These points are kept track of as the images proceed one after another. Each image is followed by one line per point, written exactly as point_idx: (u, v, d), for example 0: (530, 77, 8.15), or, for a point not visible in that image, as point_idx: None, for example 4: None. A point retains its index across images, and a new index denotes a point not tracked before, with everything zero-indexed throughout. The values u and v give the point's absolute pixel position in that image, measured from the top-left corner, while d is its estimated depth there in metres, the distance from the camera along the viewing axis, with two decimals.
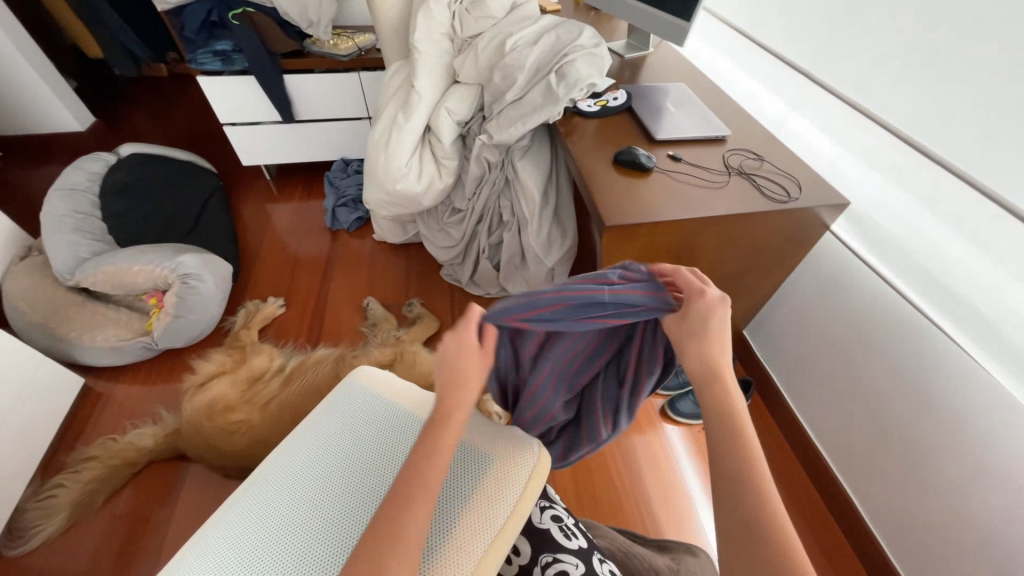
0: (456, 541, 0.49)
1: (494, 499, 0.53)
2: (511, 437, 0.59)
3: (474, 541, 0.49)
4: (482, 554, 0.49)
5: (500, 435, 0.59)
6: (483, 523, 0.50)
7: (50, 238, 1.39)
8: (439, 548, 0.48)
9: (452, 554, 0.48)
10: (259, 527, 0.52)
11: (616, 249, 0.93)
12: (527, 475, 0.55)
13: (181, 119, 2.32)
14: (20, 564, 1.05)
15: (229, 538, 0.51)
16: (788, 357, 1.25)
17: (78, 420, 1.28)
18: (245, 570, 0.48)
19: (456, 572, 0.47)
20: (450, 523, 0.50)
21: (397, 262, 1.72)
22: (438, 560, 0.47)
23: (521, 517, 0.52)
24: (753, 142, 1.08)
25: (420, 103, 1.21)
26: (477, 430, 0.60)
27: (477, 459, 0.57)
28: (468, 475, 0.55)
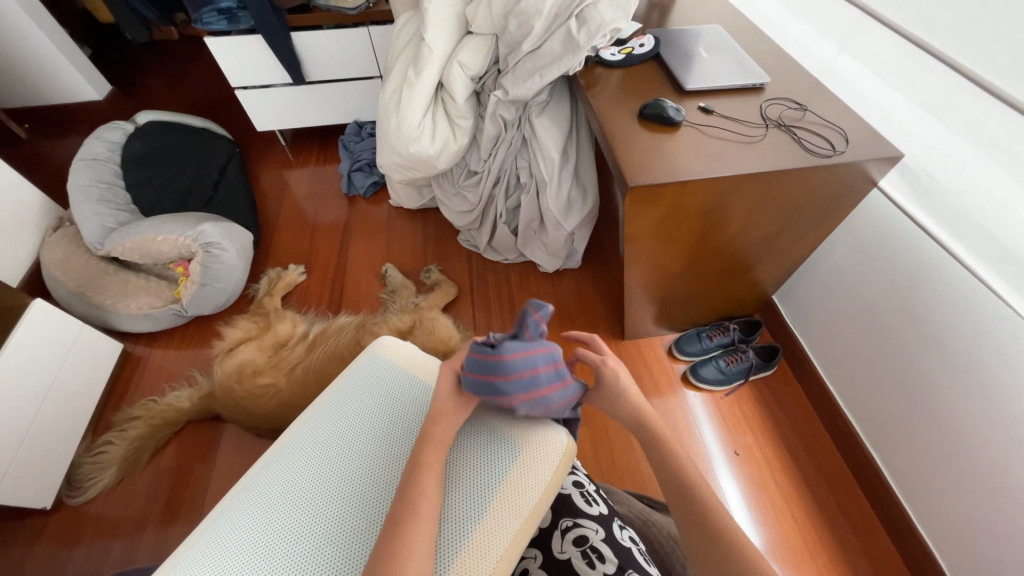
0: (483, 529, 0.52)
1: (520, 487, 0.55)
2: (534, 428, 0.61)
3: (500, 530, 0.52)
4: (512, 538, 0.52)
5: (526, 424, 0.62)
6: (507, 512, 0.53)
7: (78, 209, 1.43)
8: (466, 536, 0.52)
9: (483, 540, 0.52)
10: (283, 496, 0.57)
11: (639, 211, 0.88)
12: (550, 466, 0.57)
13: (194, 84, 2.29)
14: (82, 511, 1.15)
15: (257, 503, 0.56)
16: (821, 323, 1.20)
17: (120, 382, 1.36)
18: (284, 538, 0.53)
19: (483, 558, 0.51)
20: (480, 510, 0.54)
21: (414, 228, 1.69)
22: (466, 546, 0.51)
23: (546, 503, 0.55)
24: (797, 90, 0.98)
25: (431, 57, 1.14)
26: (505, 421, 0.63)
27: (503, 447, 0.59)
28: (496, 463, 0.58)
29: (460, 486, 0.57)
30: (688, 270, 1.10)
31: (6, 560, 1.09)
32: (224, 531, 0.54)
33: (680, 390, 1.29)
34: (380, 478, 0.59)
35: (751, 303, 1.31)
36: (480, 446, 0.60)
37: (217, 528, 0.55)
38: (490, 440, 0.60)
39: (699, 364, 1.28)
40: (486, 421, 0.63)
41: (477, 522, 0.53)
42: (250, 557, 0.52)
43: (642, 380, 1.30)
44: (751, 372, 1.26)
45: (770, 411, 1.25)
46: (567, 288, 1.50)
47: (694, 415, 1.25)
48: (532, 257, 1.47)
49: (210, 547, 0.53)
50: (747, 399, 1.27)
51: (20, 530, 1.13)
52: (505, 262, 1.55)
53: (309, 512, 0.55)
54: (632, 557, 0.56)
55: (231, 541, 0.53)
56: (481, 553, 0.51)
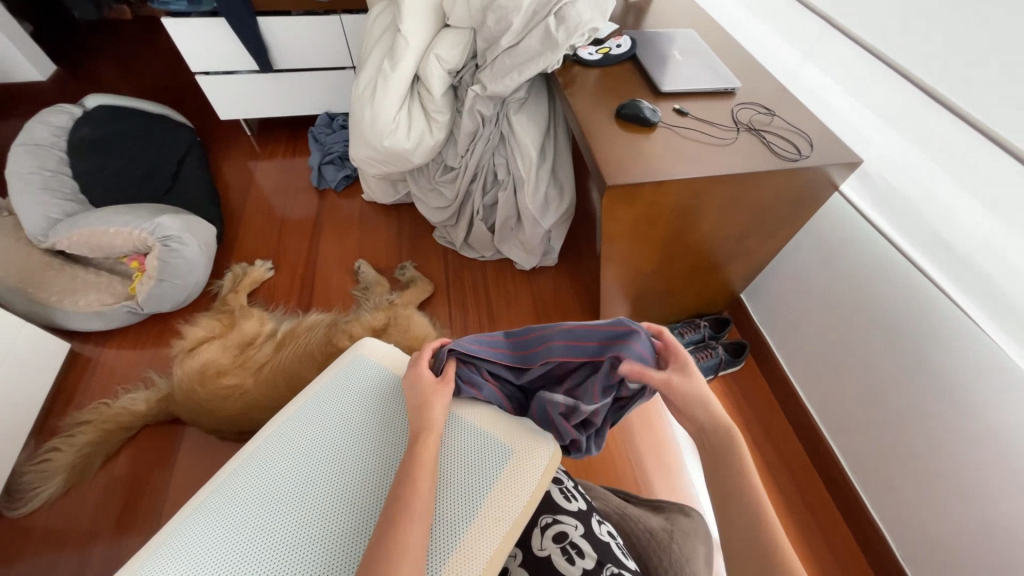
0: (476, 526, 0.52)
1: (510, 484, 0.55)
2: (524, 430, 0.61)
3: (493, 526, 0.52)
4: (502, 535, 0.51)
5: (515, 425, 0.62)
6: (501, 510, 0.53)
7: (18, 199, 1.32)
8: (461, 532, 0.51)
9: (476, 535, 0.51)
10: (256, 499, 0.55)
11: (616, 210, 0.89)
12: (542, 465, 0.57)
13: (150, 67, 2.16)
14: (25, 523, 1.07)
15: (232, 507, 0.54)
16: (785, 320, 1.25)
17: (66, 384, 1.27)
18: (249, 547, 0.51)
19: (477, 554, 0.50)
20: (473, 507, 0.53)
21: (388, 223, 1.66)
22: (460, 544, 0.50)
23: (536, 501, 0.55)
24: (765, 95, 1.02)
25: (406, 49, 1.12)
26: (493, 421, 0.63)
27: (491, 447, 0.59)
28: (486, 463, 0.57)
29: (448, 486, 0.56)
30: (662, 269, 1.13)
31: None
32: (196, 537, 0.51)
33: None
34: (364, 478, 0.57)
35: (720, 301, 1.36)
36: (468, 445, 0.60)
37: (188, 534, 0.52)
38: (479, 440, 0.60)
39: None
40: (471, 420, 0.62)
41: (468, 519, 0.52)
42: (225, 565, 0.49)
43: None
44: (720, 368, 1.30)
45: (738, 405, 1.30)
46: (543, 286, 1.51)
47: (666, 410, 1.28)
48: (509, 254, 1.47)
49: (181, 555, 0.50)
50: (716, 394, 1.32)
51: None
52: (482, 259, 1.54)
53: (288, 516, 0.53)
54: (610, 551, 0.56)
55: (204, 548, 0.50)
56: (474, 549, 0.50)
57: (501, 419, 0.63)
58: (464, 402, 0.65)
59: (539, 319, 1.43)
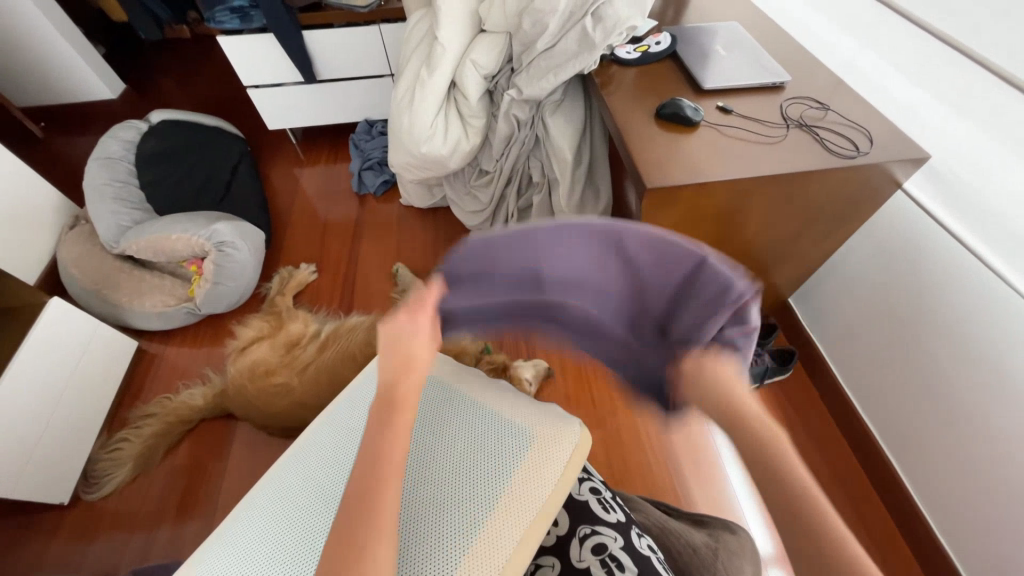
0: (499, 514, 0.49)
1: (533, 473, 0.53)
2: (553, 422, 0.58)
3: (517, 514, 0.49)
4: (526, 529, 0.48)
5: (540, 416, 0.59)
6: (525, 498, 0.50)
7: (95, 209, 1.45)
8: (481, 521, 0.48)
9: (498, 522, 0.48)
10: (276, 484, 0.59)
11: (657, 213, 0.86)
12: (567, 458, 0.55)
13: (207, 82, 2.31)
14: (99, 506, 1.17)
15: (268, 495, 0.57)
16: (839, 326, 1.18)
17: (134, 379, 1.37)
18: (253, 526, 0.54)
19: (500, 542, 0.47)
20: (494, 494, 0.51)
21: (424, 226, 1.69)
22: (480, 533, 0.47)
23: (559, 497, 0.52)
24: (819, 89, 0.96)
25: (443, 56, 1.12)
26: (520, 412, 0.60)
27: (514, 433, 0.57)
28: (510, 453, 0.55)
29: (470, 473, 0.54)
30: None
31: (25, 554, 1.10)
32: (256, 504, 0.57)
33: None
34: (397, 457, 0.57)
35: (766, 306, 1.29)
36: (491, 437, 0.57)
37: (244, 507, 0.58)
38: (503, 427, 0.58)
39: None
40: (497, 415, 0.60)
41: (484, 510, 0.50)
42: (249, 539, 0.52)
43: None
44: (766, 375, 1.22)
45: (787, 415, 1.23)
46: None
47: None
48: None
49: (234, 522, 0.57)
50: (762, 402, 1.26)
51: (35, 527, 1.14)
52: None
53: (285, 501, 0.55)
54: (650, 564, 0.54)
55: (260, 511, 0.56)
56: (496, 536, 0.47)
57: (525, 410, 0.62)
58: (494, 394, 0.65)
59: None
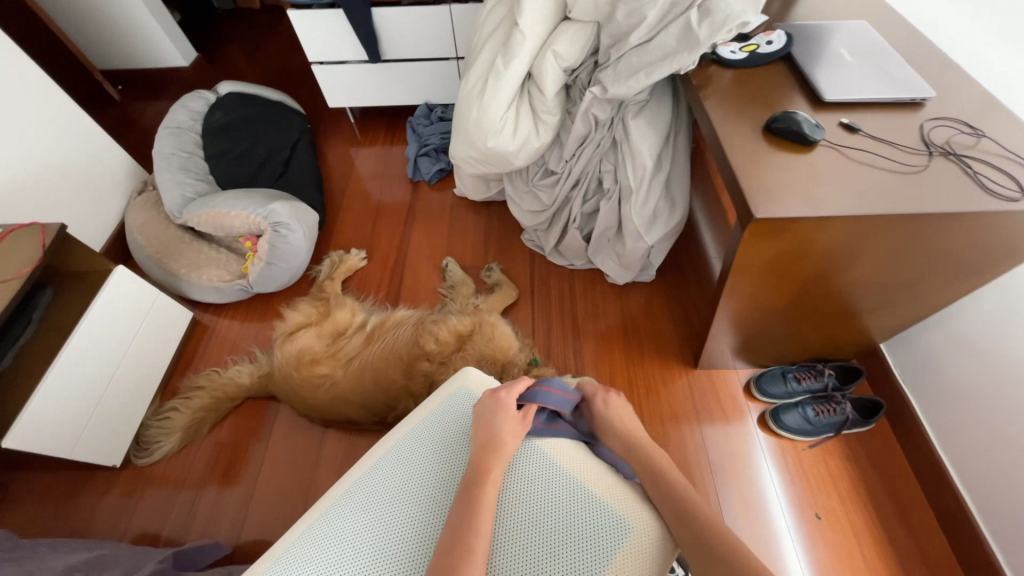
0: None
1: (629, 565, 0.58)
2: (635, 504, 0.64)
3: None
4: None
5: (622, 497, 0.65)
6: None
7: (163, 177, 1.48)
8: None
9: None
10: (358, 492, 0.67)
11: (758, 244, 0.76)
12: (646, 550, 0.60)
13: (273, 54, 2.32)
14: (147, 471, 1.20)
15: (352, 501, 0.66)
16: (943, 382, 1.03)
17: (187, 349, 1.40)
18: (339, 528, 0.63)
19: None
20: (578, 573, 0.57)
21: (477, 221, 1.62)
22: None
23: None
24: (967, 109, 0.80)
25: (522, 44, 1.03)
26: (606, 489, 0.66)
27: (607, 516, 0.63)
28: (598, 537, 0.60)
29: (558, 548, 0.60)
30: (791, 311, 0.97)
31: (79, 507, 1.16)
32: (347, 507, 0.65)
33: (754, 432, 1.18)
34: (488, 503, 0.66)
35: (852, 347, 1.15)
36: (579, 510, 0.63)
37: (328, 502, 0.67)
38: (593, 504, 0.64)
39: (781, 408, 1.15)
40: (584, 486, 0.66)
41: None
42: (336, 541, 0.62)
43: (708, 413, 1.21)
44: (845, 427, 1.11)
45: (862, 471, 1.10)
46: (635, 303, 1.40)
47: (759, 456, 1.14)
48: (601, 267, 1.37)
49: (320, 514, 0.65)
50: (834, 453, 1.13)
51: (90, 483, 1.19)
52: (571, 267, 1.46)
53: (368, 515, 0.64)
54: None
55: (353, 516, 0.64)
56: None
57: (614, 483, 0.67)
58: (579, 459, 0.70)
59: (627, 339, 1.34)
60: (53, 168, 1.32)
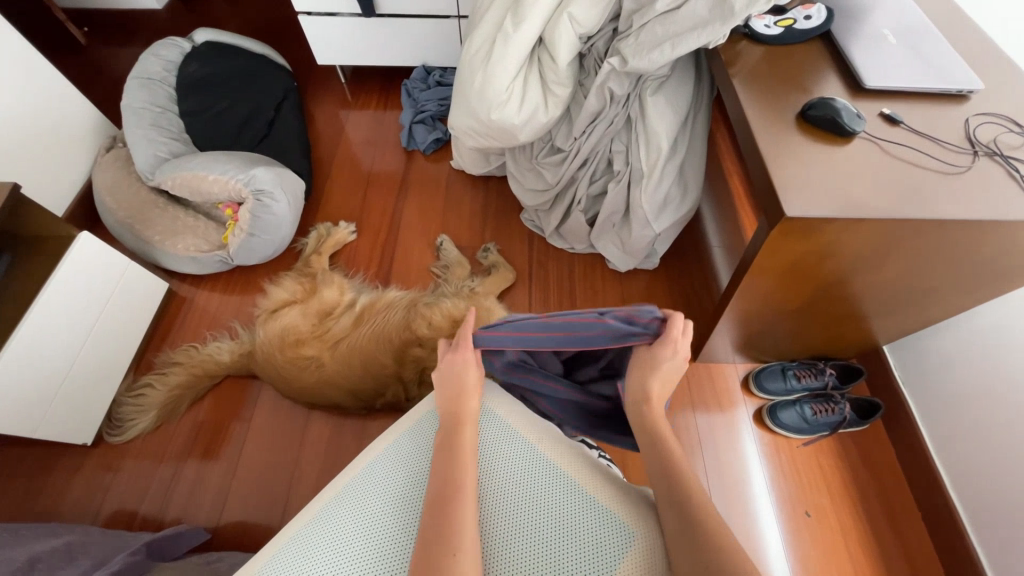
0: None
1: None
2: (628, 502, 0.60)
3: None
4: None
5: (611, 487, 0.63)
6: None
7: (132, 134, 1.35)
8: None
9: None
10: (344, 502, 0.63)
11: (782, 244, 0.70)
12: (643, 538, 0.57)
13: (255, 1, 2.12)
14: (121, 449, 1.15)
15: (337, 512, 0.62)
16: (946, 388, 1.01)
17: (163, 322, 1.32)
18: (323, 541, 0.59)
19: None
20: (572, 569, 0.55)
21: (475, 196, 1.54)
22: None
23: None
24: (1015, 105, 0.74)
25: (536, 4, 0.93)
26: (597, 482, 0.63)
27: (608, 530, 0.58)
28: (594, 533, 0.57)
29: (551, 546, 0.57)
30: (804, 311, 0.93)
31: (51, 485, 1.11)
32: (331, 518, 0.61)
33: (749, 427, 1.16)
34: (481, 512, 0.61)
35: (855, 348, 1.12)
36: (571, 506, 0.61)
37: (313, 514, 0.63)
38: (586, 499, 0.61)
39: (779, 406, 1.13)
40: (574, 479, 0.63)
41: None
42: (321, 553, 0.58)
43: (705, 409, 1.18)
44: (841, 427, 1.10)
45: (854, 471, 1.10)
46: (635, 290, 1.35)
47: (750, 453, 1.13)
48: (603, 252, 1.31)
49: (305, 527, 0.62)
50: (828, 452, 1.12)
51: (60, 459, 1.13)
52: (571, 251, 1.39)
53: (352, 525, 0.60)
54: None
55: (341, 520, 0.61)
56: None
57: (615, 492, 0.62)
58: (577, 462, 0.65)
59: None
60: (6, 118, 1.19)
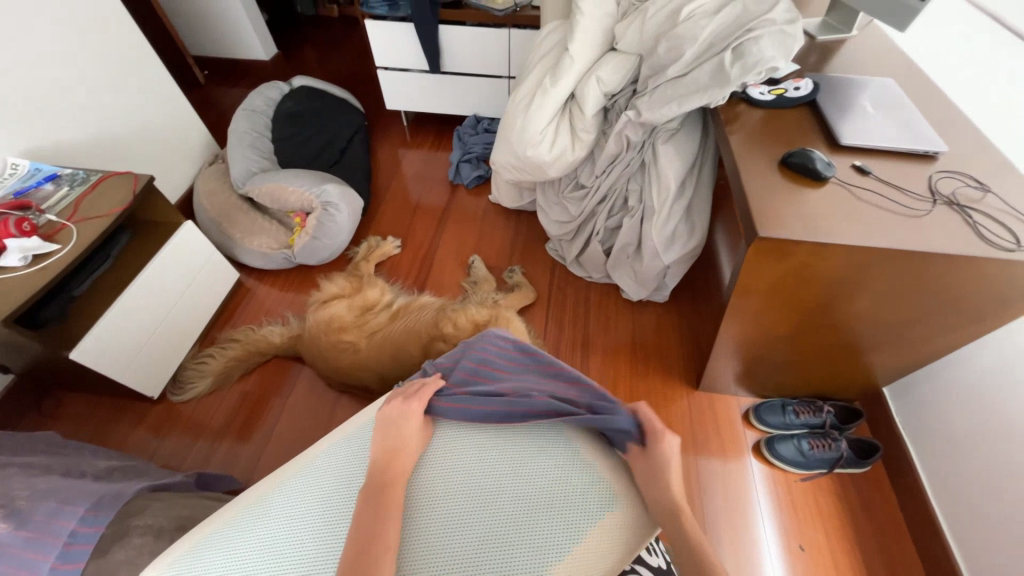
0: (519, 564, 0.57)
1: (614, 526, 0.62)
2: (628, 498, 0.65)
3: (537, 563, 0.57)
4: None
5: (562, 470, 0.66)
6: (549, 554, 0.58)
7: (234, 152, 1.66)
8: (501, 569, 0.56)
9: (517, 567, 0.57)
10: (294, 497, 0.65)
11: (758, 264, 0.82)
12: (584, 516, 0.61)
13: (343, 59, 2.54)
14: (178, 408, 1.32)
15: (287, 501, 0.64)
16: (941, 432, 1.04)
17: (229, 306, 1.53)
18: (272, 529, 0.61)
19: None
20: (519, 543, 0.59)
21: (507, 225, 1.73)
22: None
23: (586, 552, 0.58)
24: (976, 167, 0.85)
25: (570, 68, 1.15)
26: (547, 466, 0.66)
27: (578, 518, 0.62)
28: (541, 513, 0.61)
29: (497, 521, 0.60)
30: (794, 340, 1.01)
31: (116, 431, 1.28)
32: (281, 506, 0.64)
33: (747, 457, 1.19)
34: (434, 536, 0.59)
35: (855, 388, 1.17)
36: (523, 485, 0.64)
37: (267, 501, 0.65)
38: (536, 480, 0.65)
39: (777, 438, 1.17)
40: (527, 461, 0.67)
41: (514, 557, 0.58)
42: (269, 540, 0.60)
43: (705, 437, 1.23)
44: (839, 464, 1.12)
45: (852, 512, 1.10)
46: (645, 320, 1.46)
47: (749, 482, 1.16)
48: (617, 281, 1.44)
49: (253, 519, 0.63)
50: (826, 490, 1.13)
51: (129, 409, 1.32)
52: (589, 279, 1.53)
53: (302, 516, 0.62)
54: None
55: (268, 520, 0.62)
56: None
57: (568, 458, 0.68)
58: (524, 446, 0.68)
59: (634, 354, 1.39)
60: (146, 131, 1.51)
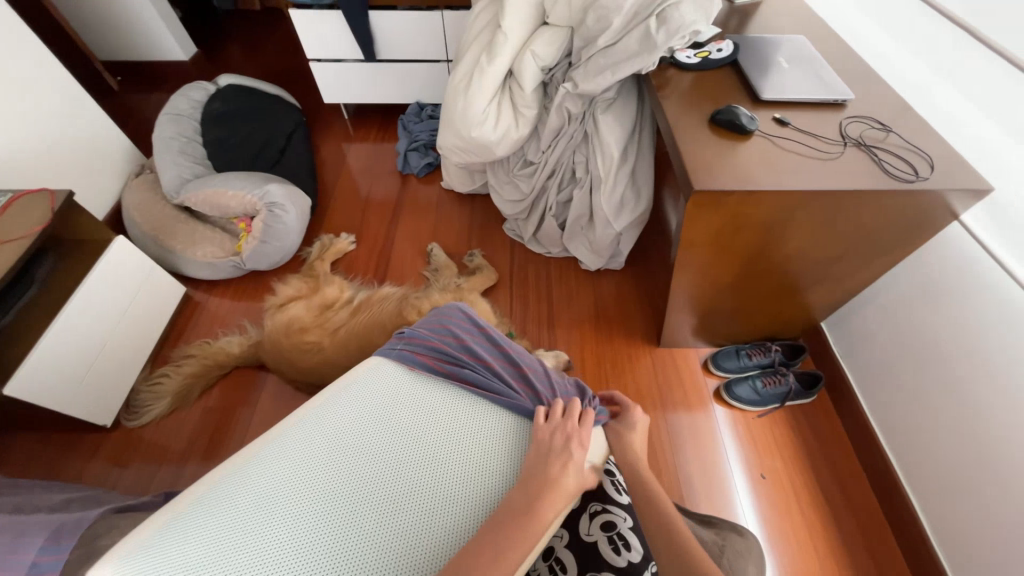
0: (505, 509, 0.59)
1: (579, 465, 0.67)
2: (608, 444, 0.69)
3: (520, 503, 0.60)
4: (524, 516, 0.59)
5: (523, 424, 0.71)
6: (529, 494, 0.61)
7: (162, 160, 1.55)
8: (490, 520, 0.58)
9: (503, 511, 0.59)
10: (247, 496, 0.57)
11: (698, 217, 0.88)
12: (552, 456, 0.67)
13: (271, 54, 2.41)
14: (136, 433, 1.26)
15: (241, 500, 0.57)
16: (872, 355, 1.15)
17: (179, 323, 1.46)
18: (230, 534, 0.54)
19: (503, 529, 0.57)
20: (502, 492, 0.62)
21: (462, 211, 1.73)
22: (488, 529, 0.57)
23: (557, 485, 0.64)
24: (879, 110, 0.94)
25: (504, 45, 1.15)
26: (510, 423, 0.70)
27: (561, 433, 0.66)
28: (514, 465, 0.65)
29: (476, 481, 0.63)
30: (739, 287, 1.09)
31: (68, 467, 1.20)
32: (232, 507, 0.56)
33: (710, 403, 1.28)
34: (410, 514, 0.59)
35: (797, 327, 1.27)
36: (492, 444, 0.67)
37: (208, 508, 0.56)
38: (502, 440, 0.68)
39: (734, 381, 1.26)
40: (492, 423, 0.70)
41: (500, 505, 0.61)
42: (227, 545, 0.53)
43: (671, 389, 1.30)
44: (788, 397, 1.23)
45: (804, 439, 1.21)
46: (605, 288, 1.51)
47: (714, 425, 1.24)
48: (575, 254, 1.48)
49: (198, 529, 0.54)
50: (781, 422, 1.24)
51: (81, 442, 1.24)
52: (548, 255, 1.57)
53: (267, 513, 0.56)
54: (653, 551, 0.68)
55: (207, 525, 0.54)
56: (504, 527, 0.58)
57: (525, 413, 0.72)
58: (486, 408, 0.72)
59: (597, 321, 1.44)
60: (59, 144, 1.39)
